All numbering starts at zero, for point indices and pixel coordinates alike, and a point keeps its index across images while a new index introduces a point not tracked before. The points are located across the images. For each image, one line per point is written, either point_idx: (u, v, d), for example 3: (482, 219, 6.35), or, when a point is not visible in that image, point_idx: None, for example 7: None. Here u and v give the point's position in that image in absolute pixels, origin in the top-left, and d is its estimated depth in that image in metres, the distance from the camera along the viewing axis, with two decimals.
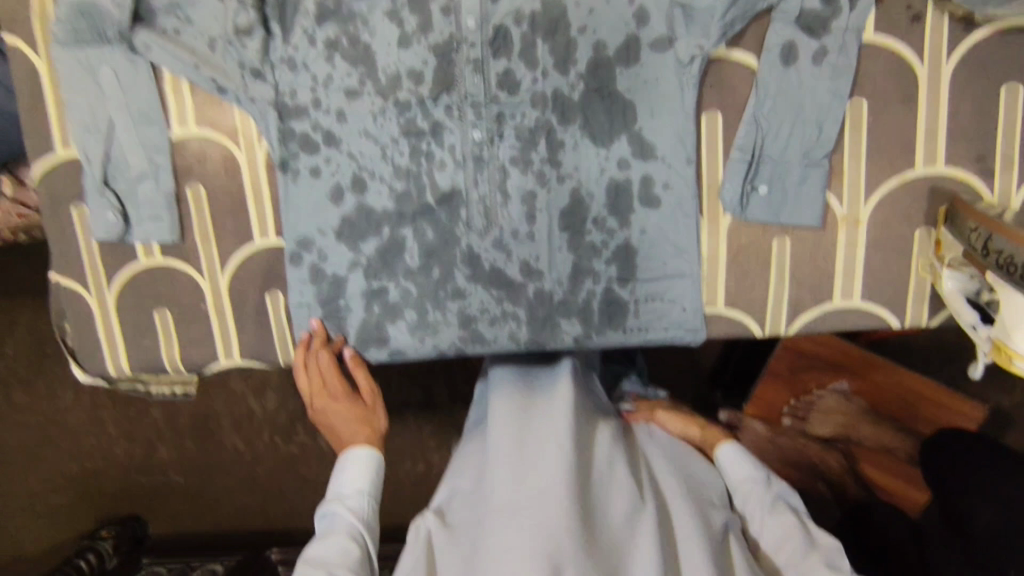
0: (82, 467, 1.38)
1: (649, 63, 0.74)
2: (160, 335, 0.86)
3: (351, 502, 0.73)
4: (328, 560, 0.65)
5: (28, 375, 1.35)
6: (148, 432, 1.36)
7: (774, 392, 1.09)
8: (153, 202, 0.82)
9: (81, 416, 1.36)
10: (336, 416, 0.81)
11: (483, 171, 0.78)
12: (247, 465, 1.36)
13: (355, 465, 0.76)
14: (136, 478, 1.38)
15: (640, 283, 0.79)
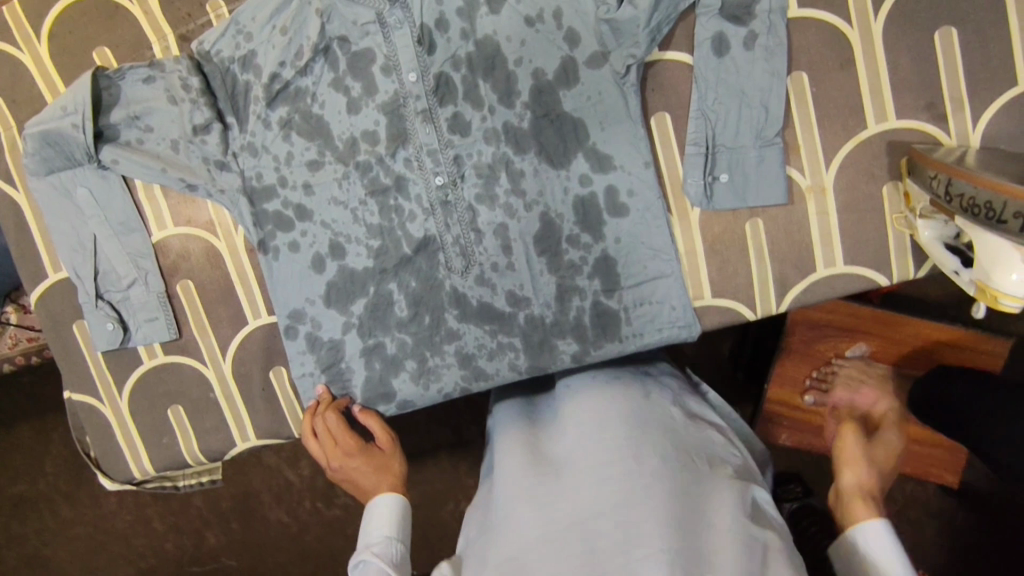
0: (138, 569, 1.40)
1: (589, 79, 0.76)
2: (177, 430, 0.88)
3: (379, 547, 0.74)
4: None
5: (69, 490, 1.38)
6: (194, 523, 1.38)
7: (791, 369, 1.07)
8: (146, 304, 0.84)
9: (126, 521, 1.39)
10: (357, 471, 0.81)
11: (452, 214, 0.80)
12: (294, 537, 1.37)
13: (381, 512, 0.77)
14: (191, 569, 1.40)
15: (626, 291, 0.80)
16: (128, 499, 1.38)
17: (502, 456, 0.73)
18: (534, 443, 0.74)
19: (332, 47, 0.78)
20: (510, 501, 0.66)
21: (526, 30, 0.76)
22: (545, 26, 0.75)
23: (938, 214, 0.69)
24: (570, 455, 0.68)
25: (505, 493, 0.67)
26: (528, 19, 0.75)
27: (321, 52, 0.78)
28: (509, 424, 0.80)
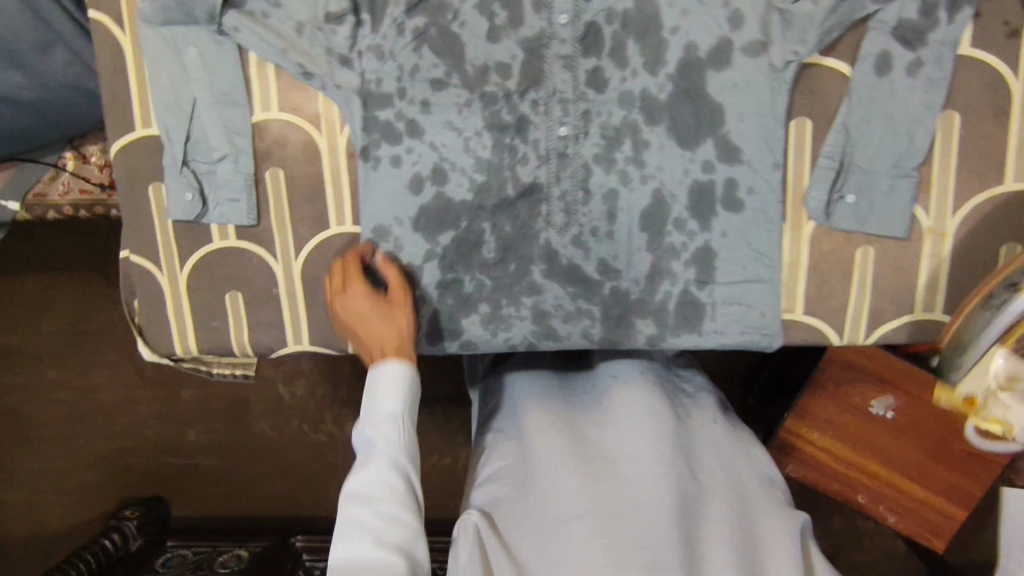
0: (109, 448, 1.39)
1: (741, 67, 0.74)
2: (231, 317, 0.87)
3: (382, 429, 0.69)
4: (358, 563, 0.63)
5: (59, 350, 1.38)
6: (179, 416, 1.38)
7: (815, 407, 1.04)
8: (232, 183, 0.82)
9: (109, 394, 1.38)
10: (358, 303, 0.77)
11: (566, 168, 0.78)
12: (277, 452, 1.37)
13: (385, 382, 0.71)
14: (164, 460, 1.39)
15: (718, 286, 0.79)
16: (115, 373, 1.37)
17: (540, 430, 0.72)
18: (574, 427, 0.72)
19: None
20: (557, 487, 0.65)
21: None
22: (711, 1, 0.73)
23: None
24: (623, 446, 0.68)
25: (551, 478, 0.66)
26: None
27: None
28: (532, 397, 0.78)
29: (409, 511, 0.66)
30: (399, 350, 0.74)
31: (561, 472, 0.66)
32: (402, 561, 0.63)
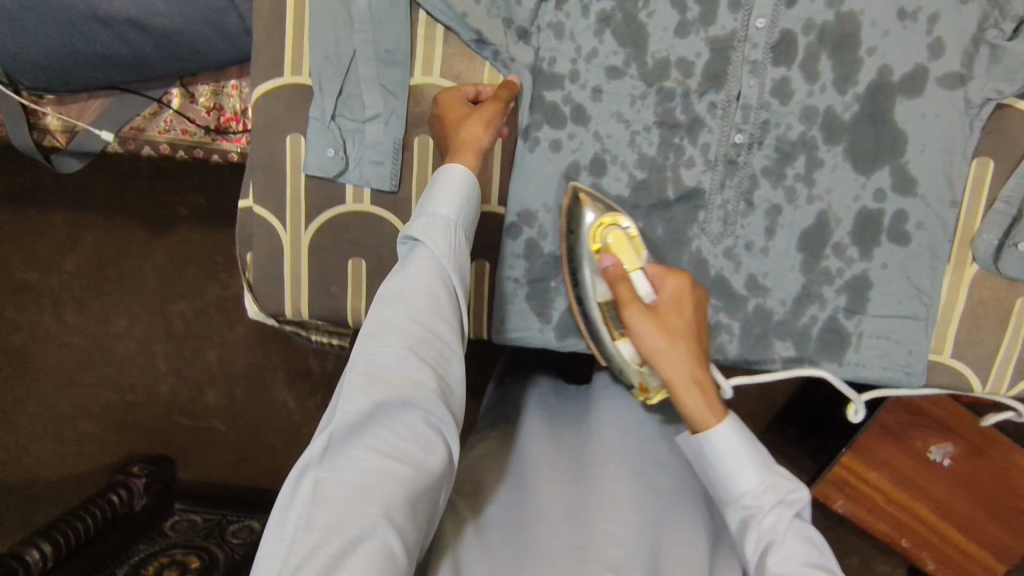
0: (122, 400, 1.47)
1: (934, 97, 0.71)
2: (350, 284, 0.83)
3: (434, 230, 0.63)
4: (384, 369, 0.55)
5: (85, 296, 1.43)
6: (198, 376, 1.45)
7: (871, 443, 1.04)
8: (379, 145, 0.78)
9: (130, 345, 1.45)
10: (449, 100, 0.74)
11: (733, 177, 0.76)
12: (294, 425, 1.44)
13: (447, 181, 0.66)
14: (176, 419, 1.48)
15: (868, 318, 0.77)
16: (139, 326, 1.43)
17: (529, 440, 0.71)
18: (566, 442, 0.71)
19: None
20: (537, 486, 0.64)
21: (894, 21, 0.71)
22: (915, 26, 0.71)
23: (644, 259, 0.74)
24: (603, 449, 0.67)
25: (535, 479, 0.64)
26: (902, 11, 0.70)
27: None
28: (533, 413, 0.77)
29: (447, 322, 0.59)
30: (468, 154, 0.69)
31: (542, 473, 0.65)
32: (433, 381, 0.56)
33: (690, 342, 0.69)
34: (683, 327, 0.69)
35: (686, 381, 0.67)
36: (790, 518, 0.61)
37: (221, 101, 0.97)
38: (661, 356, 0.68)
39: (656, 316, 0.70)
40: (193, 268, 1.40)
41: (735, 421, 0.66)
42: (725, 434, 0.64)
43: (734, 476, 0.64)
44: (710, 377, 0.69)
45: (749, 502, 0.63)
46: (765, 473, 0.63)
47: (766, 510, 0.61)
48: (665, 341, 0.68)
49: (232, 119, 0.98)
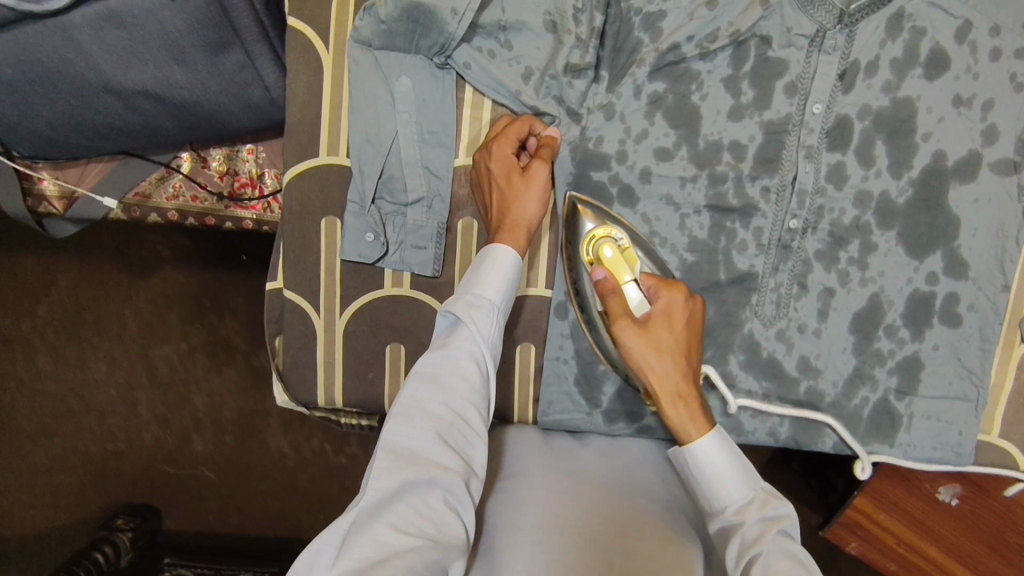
0: (103, 448, 1.48)
1: (987, 183, 0.71)
2: (388, 370, 0.79)
3: (478, 312, 0.64)
4: (414, 450, 0.57)
5: (59, 341, 1.45)
6: (185, 422, 1.46)
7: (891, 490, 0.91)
8: (421, 229, 0.74)
9: (109, 393, 1.46)
10: (498, 162, 0.70)
11: (787, 260, 0.74)
12: (289, 470, 1.45)
13: (493, 266, 0.66)
14: (160, 466, 1.48)
15: (919, 399, 0.77)
16: (117, 370, 1.44)
17: (528, 463, 0.73)
18: (562, 464, 0.74)
19: (748, 43, 0.71)
20: (529, 515, 0.66)
21: (949, 108, 0.70)
22: (969, 113, 0.70)
23: (640, 271, 0.71)
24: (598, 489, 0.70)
25: (528, 507, 0.67)
26: (957, 98, 0.70)
27: (735, 42, 0.71)
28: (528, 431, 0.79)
29: (478, 407, 0.61)
30: (518, 234, 0.68)
31: (536, 500, 0.67)
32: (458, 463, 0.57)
33: (680, 355, 0.66)
34: (673, 340, 0.66)
35: (674, 396, 0.65)
36: (775, 531, 0.59)
37: (236, 166, 0.92)
38: (657, 369, 0.65)
39: (654, 325, 0.66)
40: (178, 312, 1.42)
41: (723, 434, 0.64)
42: (707, 446, 0.63)
43: (720, 486, 0.62)
44: (697, 390, 0.66)
45: (733, 514, 0.61)
46: (749, 488, 0.62)
47: (750, 523, 0.60)
48: (657, 355, 0.65)
49: (246, 185, 0.93)
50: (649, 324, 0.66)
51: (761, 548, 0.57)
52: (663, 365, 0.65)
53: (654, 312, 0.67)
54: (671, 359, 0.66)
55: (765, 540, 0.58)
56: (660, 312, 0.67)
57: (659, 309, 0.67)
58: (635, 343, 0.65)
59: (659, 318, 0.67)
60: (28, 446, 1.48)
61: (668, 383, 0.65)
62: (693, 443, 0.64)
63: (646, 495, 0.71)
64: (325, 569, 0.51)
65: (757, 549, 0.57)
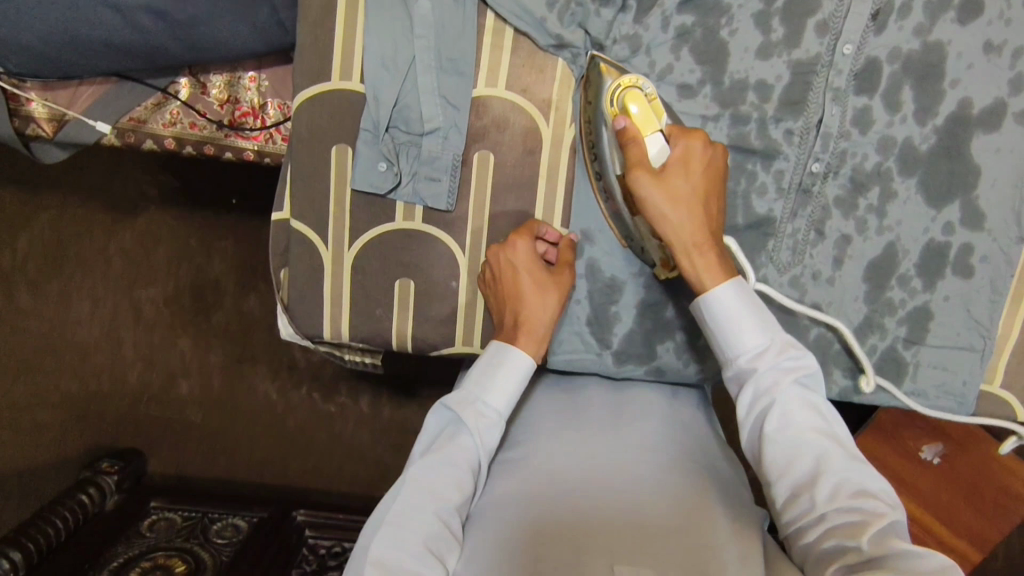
0: (86, 387, 1.62)
1: (1011, 133, 0.71)
2: (396, 306, 0.77)
3: (485, 423, 0.67)
4: (400, 561, 0.58)
5: (64, 276, 1.60)
6: (169, 365, 1.62)
7: (873, 444, 1.01)
8: (436, 160, 0.72)
9: (94, 332, 1.61)
10: (523, 256, 0.71)
11: (806, 205, 0.73)
12: (276, 416, 1.63)
13: (501, 376, 0.68)
14: (144, 408, 1.63)
15: (926, 348, 0.77)
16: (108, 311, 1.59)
17: (532, 434, 0.74)
18: (566, 427, 0.74)
19: None
20: (522, 488, 0.67)
21: (979, 54, 0.69)
22: (998, 60, 0.69)
23: (664, 120, 0.68)
24: (592, 453, 0.70)
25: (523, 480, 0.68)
26: (988, 44, 0.69)
27: None
28: (538, 398, 0.80)
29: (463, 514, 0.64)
30: (534, 341, 0.70)
31: (532, 475, 0.68)
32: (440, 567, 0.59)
33: (696, 205, 0.65)
34: (691, 191, 0.65)
35: (688, 248, 0.65)
36: (788, 381, 0.63)
37: (237, 93, 0.89)
38: (671, 222, 0.65)
39: (671, 176, 0.65)
40: (167, 253, 1.58)
41: (739, 283, 0.66)
42: (721, 296, 0.64)
43: (738, 337, 0.65)
44: (715, 239, 0.66)
45: (747, 362, 0.65)
46: (765, 339, 0.65)
47: (761, 372, 0.64)
48: (673, 207, 0.65)
49: (248, 114, 0.90)
50: (666, 173, 0.65)
51: (774, 398, 0.63)
52: (680, 217, 0.65)
53: (672, 164, 0.66)
54: (687, 209, 0.65)
55: (783, 390, 0.63)
56: (679, 163, 0.66)
57: (677, 159, 0.66)
58: (652, 198, 0.65)
59: (677, 169, 0.65)
60: (26, 378, 1.61)
61: (681, 234, 0.65)
62: (707, 294, 0.65)
63: (646, 453, 0.70)
64: None
65: (775, 397, 0.63)
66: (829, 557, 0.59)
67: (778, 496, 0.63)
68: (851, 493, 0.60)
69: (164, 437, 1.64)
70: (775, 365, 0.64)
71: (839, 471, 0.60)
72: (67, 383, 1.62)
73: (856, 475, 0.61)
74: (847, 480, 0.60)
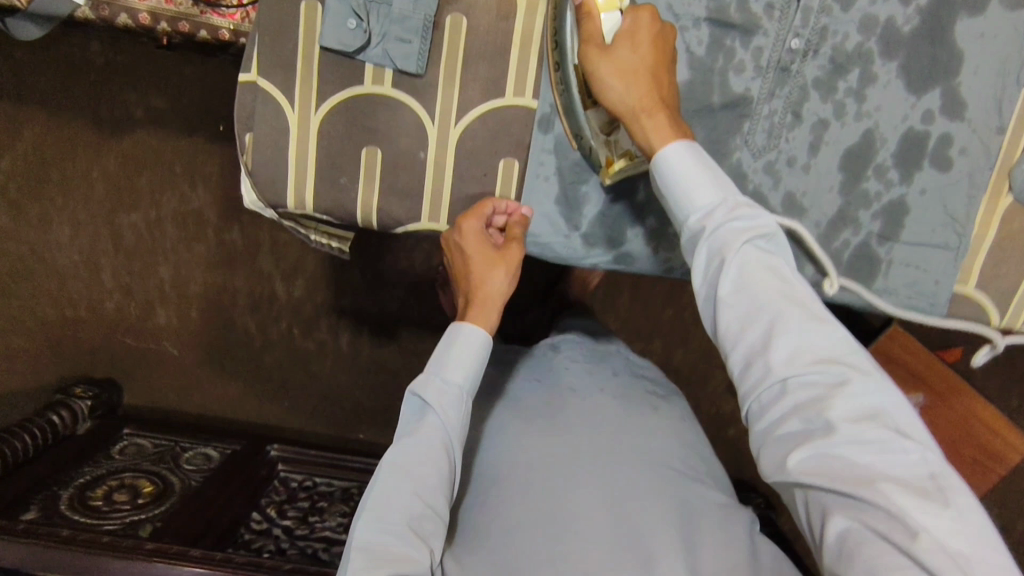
0: (62, 315, 1.65)
1: (995, 17, 0.69)
2: (362, 175, 0.76)
3: (449, 399, 0.73)
4: (385, 546, 0.65)
5: (39, 193, 1.56)
6: (149, 296, 1.63)
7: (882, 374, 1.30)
8: (407, 19, 0.70)
9: (73, 257, 1.61)
10: (470, 241, 0.75)
11: (784, 85, 0.72)
12: (256, 351, 1.67)
13: (463, 349, 0.75)
14: (122, 339, 1.67)
15: (900, 245, 0.76)
16: (88, 236, 1.59)
17: (514, 437, 0.81)
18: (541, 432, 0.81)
19: None
20: (509, 499, 0.75)
21: None
22: None
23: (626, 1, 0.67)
24: (566, 457, 0.77)
25: (506, 485, 0.76)
26: None
27: None
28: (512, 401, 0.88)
29: (444, 493, 0.70)
30: (485, 313, 0.77)
31: (513, 483, 0.76)
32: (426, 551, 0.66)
33: (643, 76, 0.65)
34: (639, 63, 0.65)
35: (635, 120, 0.66)
36: (740, 241, 0.61)
37: None
38: (619, 95, 0.66)
39: (618, 50, 0.65)
40: (148, 178, 1.54)
41: (690, 148, 0.64)
42: (671, 157, 0.64)
43: (692, 195, 0.64)
44: (665, 109, 0.66)
45: (700, 221, 0.63)
46: (715, 199, 0.63)
47: (714, 226, 0.62)
48: (618, 78, 0.65)
49: None
50: (613, 47, 0.65)
51: (727, 261, 0.60)
52: (627, 91, 0.65)
53: (620, 39, 0.65)
54: (634, 81, 0.65)
55: (737, 247, 0.60)
56: (627, 38, 0.65)
57: (625, 34, 0.66)
58: (598, 71, 0.66)
59: (625, 42, 0.65)
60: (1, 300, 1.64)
61: (628, 107, 0.66)
62: (654, 163, 0.65)
63: (606, 453, 0.78)
64: None
65: (727, 255, 0.61)
66: (789, 440, 0.58)
67: (733, 366, 0.62)
68: (809, 361, 0.58)
69: (140, 368, 1.70)
70: (728, 221, 0.62)
71: (795, 334, 0.58)
72: (46, 310, 1.65)
73: (815, 342, 0.58)
74: (804, 347, 0.58)
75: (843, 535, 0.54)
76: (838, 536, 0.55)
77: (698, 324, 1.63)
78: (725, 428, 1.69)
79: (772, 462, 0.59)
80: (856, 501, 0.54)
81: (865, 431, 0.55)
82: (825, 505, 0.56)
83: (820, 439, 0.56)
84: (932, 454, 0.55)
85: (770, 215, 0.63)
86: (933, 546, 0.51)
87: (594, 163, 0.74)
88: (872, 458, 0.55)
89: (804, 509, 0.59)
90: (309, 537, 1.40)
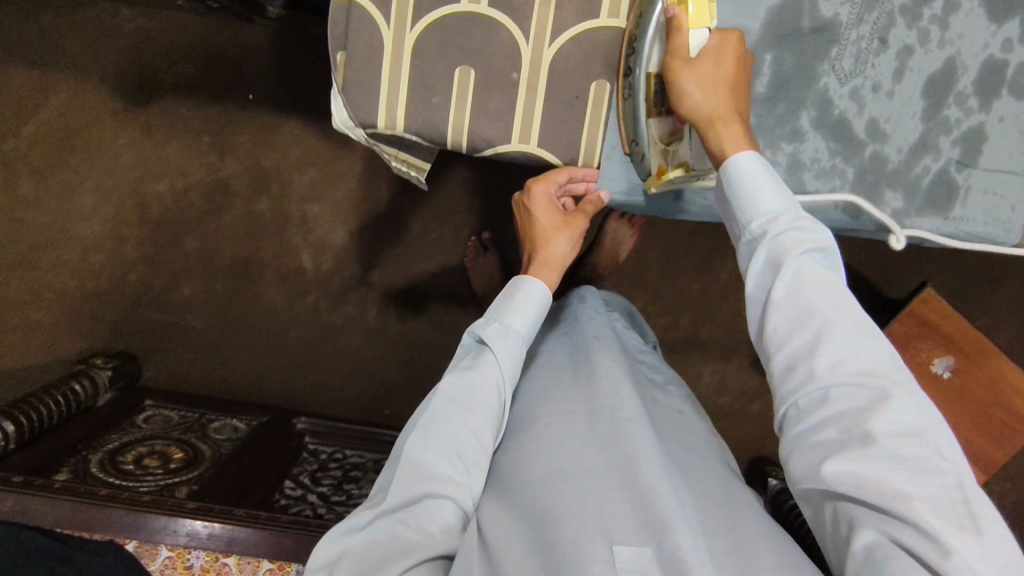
0: (83, 289, 1.56)
1: None
2: (454, 94, 0.76)
3: (506, 341, 0.80)
4: (428, 464, 0.73)
5: (62, 162, 1.50)
6: (174, 268, 1.57)
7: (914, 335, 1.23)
8: None
9: (96, 228, 1.54)
10: (542, 201, 0.84)
11: (873, 11, 0.74)
12: (281, 326, 1.61)
13: (524, 299, 0.83)
14: (143, 312, 1.58)
15: (978, 171, 0.78)
16: (111, 204, 1.53)
17: (549, 398, 0.84)
18: (577, 394, 0.83)
19: None
20: (539, 456, 0.76)
21: None
22: None
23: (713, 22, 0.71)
24: (599, 420, 0.79)
25: (538, 441, 0.78)
26: None
27: None
28: (549, 349, 0.94)
29: (491, 433, 0.77)
30: (547, 271, 0.85)
31: (546, 440, 0.78)
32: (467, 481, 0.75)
33: (723, 92, 0.69)
34: (719, 79, 0.69)
35: (707, 130, 0.71)
36: (792, 245, 0.66)
37: None
38: (695, 107, 0.70)
39: (703, 64, 0.69)
40: (176, 146, 1.51)
41: (755, 161, 0.69)
42: (739, 164, 0.69)
43: (756, 199, 0.69)
44: (737, 126, 0.71)
45: (763, 224, 0.68)
46: (774, 207, 0.68)
47: (773, 232, 0.67)
48: (699, 91, 0.69)
49: None
50: (698, 61, 0.69)
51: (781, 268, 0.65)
52: (705, 104, 0.69)
53: (706, 55, 0.69)
54: (713, 95, 0.69)
55: (793, 255, 0.64)
56: (713, 54, 0.69)
57: (712, 52, 0.69)
58: (682, 82, 0.69)
59: (710, 58, 0.69)
60: (9, 273, 1.54)
61: (702, 117, 0.70)
62: (723, 168, 0.70)
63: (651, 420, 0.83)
64: (366, 517, 0.71)
65: (782, 262, 0.65)
66: (823, 447, 0.61)
67: (776, 369, 0.66)
68: (852, 373, 0.61)
69: (162, 343, 1.60)
70: (778, 228, 0.66)
71: (840, 342, 0.62)
72: (64, 281, 1.55)
73: (862, 353, 0.62)
74: (850, 359, 0.62)
75: (870, 547, 0.57)
76: (865, 548, 0.57)
77: (726, 298, 1.64)
78: (750, 403, 1.70)
79: (804, 467, 0.62)
80: (885, 516, 0.57)
81: (903, 447, 0.57)
82: (854, 518, 0.59)
83: (856, 448, 0.58)
84: (966, 478, 0.56)
85: (828, 232, 0.66)
86: (961, 567, 0.52)
87: (643, 172, 0.79)
88: (906, 476, 0.57)
89: (831, 518, 0.62)
90: (347, 503, 1.38)
